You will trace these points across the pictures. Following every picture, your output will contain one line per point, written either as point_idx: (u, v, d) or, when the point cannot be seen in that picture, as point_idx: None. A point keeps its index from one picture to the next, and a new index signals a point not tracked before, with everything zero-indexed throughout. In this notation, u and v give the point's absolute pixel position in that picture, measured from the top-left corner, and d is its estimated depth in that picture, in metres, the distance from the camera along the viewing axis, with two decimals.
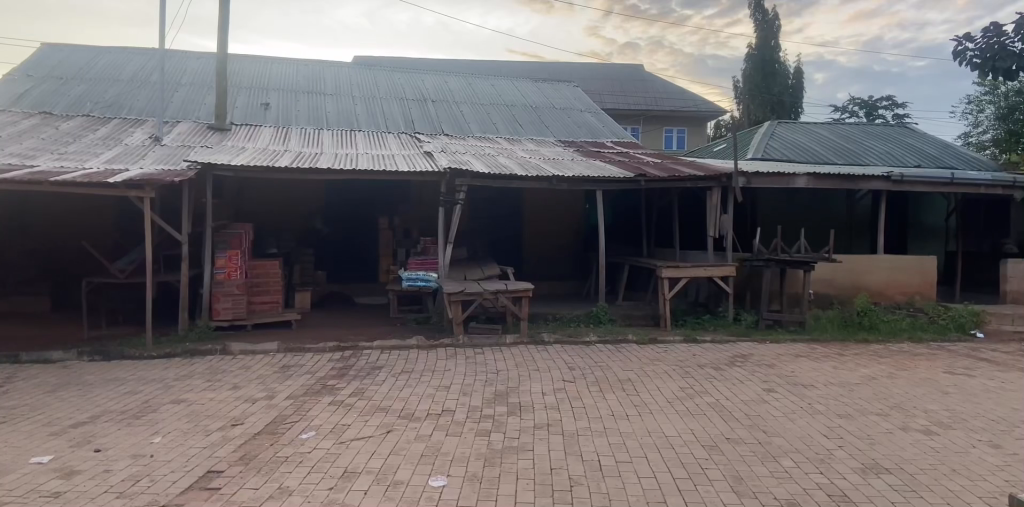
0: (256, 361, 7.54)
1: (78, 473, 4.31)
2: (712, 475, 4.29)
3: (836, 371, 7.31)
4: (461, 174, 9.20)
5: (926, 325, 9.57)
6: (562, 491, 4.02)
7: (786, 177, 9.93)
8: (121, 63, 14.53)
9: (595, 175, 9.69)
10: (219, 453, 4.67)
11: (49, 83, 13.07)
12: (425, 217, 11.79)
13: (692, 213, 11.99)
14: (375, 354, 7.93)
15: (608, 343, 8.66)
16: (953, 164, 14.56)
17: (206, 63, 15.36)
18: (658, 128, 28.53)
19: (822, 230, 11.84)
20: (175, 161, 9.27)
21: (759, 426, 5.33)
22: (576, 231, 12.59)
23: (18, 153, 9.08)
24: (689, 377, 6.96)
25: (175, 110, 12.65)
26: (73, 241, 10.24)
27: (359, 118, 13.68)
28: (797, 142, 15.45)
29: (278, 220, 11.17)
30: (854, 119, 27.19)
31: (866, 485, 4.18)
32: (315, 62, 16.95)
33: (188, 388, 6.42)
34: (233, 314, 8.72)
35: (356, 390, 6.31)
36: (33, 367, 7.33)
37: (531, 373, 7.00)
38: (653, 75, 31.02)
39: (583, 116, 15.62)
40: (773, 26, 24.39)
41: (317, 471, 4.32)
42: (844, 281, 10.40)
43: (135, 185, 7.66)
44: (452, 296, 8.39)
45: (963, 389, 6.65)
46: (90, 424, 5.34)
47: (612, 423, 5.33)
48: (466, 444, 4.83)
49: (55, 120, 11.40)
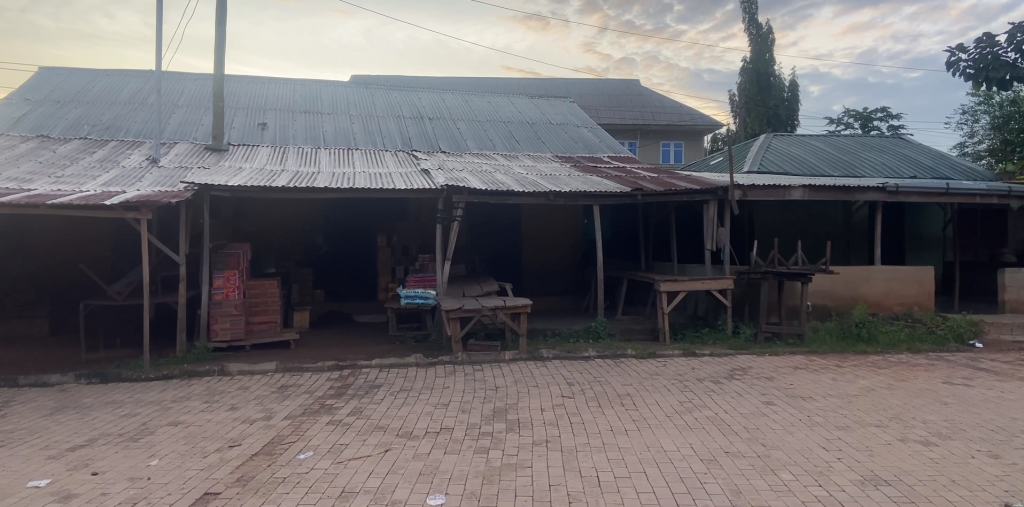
0: (255, 382, 7.52)
1: (76, 497, 4.29)
2: (711, 489, 4.28)
3: (835, 382, 7.30)
4: (458, 191, 9.15)
5: (924, 335, 9.57)
6: None
7: (783, 188, 9.94)
8: (119, 86, 14.61)
9: (593, 190, 9.70)
10: (217, 474, 4.65)
11: (46, 107, 13.12)
12: (424, 234, 11.84)
13: (690, 226, 12.02)
14: (373, 372, 7.93)
15: (608, 358, 8.64)
16: (948, 175, 14.61)
17: (204, 84, 15.47)
18: (655, 143, 28.66)
19: (818, 242, 11.88)
20: (172, 182, 9.29)
21: (758, 439, 5.31)
22: (574, 245, 12.63)
23: (14, 177, 9.09)
24: (688, 391, 6.94)
25: (173, 132, 12.71)
26: (71, 262, 10.26)
27: (357, 137, 13.74)
28: (794, 154, 15.46)
29: (277, 239, 11.18)
30: (849, 130, 27.18)
31: (865, 496, 4.17)
32: (311, 82, 17.05)
33: (185, 409, 6.41)
34: (231, 334, 8.74)
35: (354, 409, 6.31)
36: (31, 391, 7.31)
37: (531, 389, 6.99)
38: (649, 89, 31.10)
39: (580, 131, 15.70)
40: (767, 39, 24.31)
41: (313, 492, 4.31)
42: (842, 292, 10.40)
43: (132, 207, 7.66)
44: (452, 314, 8.37)
45: (962, 400, 6.63)
46: (87, 447, 5.32)
47: (611, 439, 5.32)
48: (464, 462, 4.82)
49: (52, 144, 11.42)
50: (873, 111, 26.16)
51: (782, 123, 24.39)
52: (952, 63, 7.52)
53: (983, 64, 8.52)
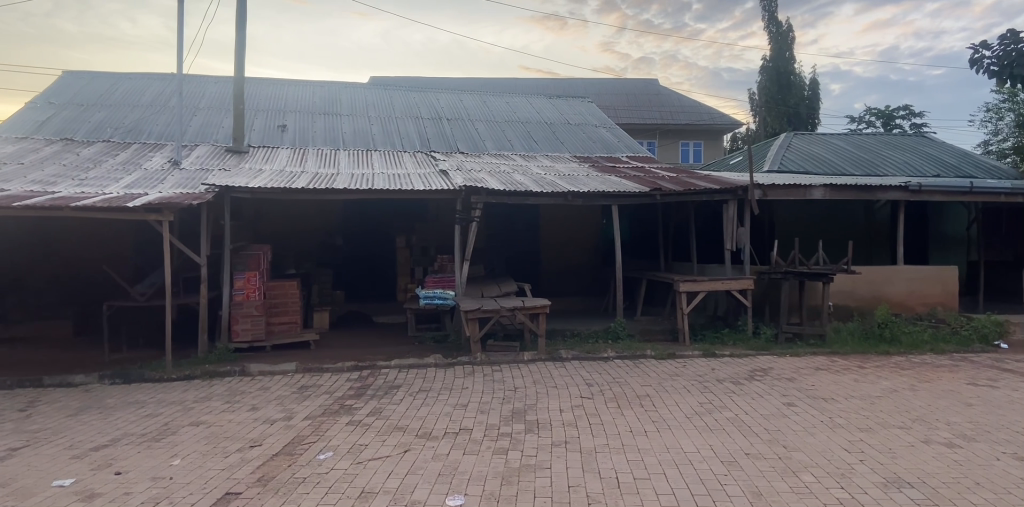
0: (275, 382, 7.59)
1: (99, 496, 4.34)
2: (731, 491, 4.25)
3: (858, 384, 7.21)
4: (476, 192, 9.14)
5: (948, 336, 9.45)
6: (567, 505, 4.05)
7: (804, 188, 9.84)
8: (140, 89, 14.79)
9: (611, 191, 9.68)
10: (238, 474, 4.69)
11: (69, 110, 13.28)
12: (443, 234, 11.88)
13: (711, 227, 11.96)
14: (393, 373, 7.97)
15: (627, 359, 8.61)
16: (970, 173, 14.44)
17: (224, 86, 15.65)
18: (673, 143, 28.55)
19: (840, 242, 11.76)
20: (195, 183, 9.40)
21: (778, 441, 5.27)
22: (593, 246, 12.58)
23: (38, 179, 9.23)
24: (708, 391, 6.91)
25: (193, 134, 12.84)
26: (95, 265, 10.38)
27: (376, 139, 13.79)
28: (816, 154, 15.36)
29: (299, 240, 11.26)
30: (871, 129, 26.91)
31: (886, 500, 4.12)
32: (331, 83, 17.20)
33: (207, 410, 6.47)
34: (252, 335, 8.80)
35: (373, 410, 6.34)
36: (56, 391, 7.42)
37: (549, 390, 6.99)
38: (666, 88, 30.99)
39: (598, 132, 15.68)
40: (787, 37, 24.15)
41: (334, 492, 4.33)
42: (863, 292, 10.30)
43: (154, 210, 7.70)
44: (470, 314, 8.37)
45: (985, 400, 6.55)
46: (110, 447, 5.38)
47: (630, 440, 5.30)
48: (484, 463, 4.82)
49: (76, 147, 11.57)
50: (896, 109, 25.90)
51: (802, 121, 24.30)
52: (976, 60, 7.35)
53: (1007, 60, 8.42)
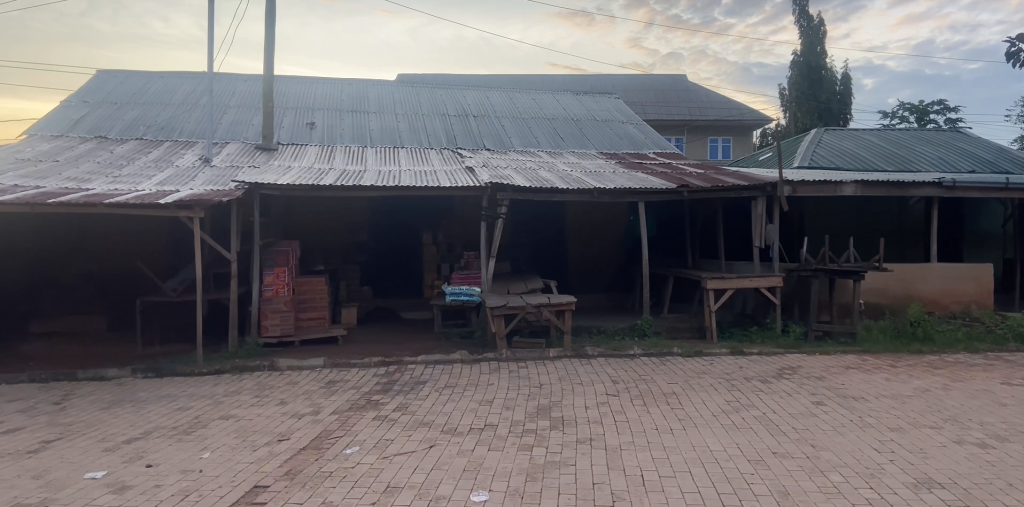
0: (303, 377, 7.66)
1: (130, 488, 4.42)
2: (758, 490, 4.21)
3: (888, 383, 7.11)
4: (502, 189, 9.15)
5: (983, 334, 9.28)
6: (591, 503, 4.04)
7: (834, 184, 9.72)
8: (172, 87, 14.98)
9: (638, 187, 9.63)
10: (266, 468, 4.75)
11: (103, 109, 13.51)
12: (470, 231, 11.91)
13: (739, 224, 11.86)
14: (419, 369, 8.01)
15: (652, 356, 8.57)
16: (1006, 169, 14.17)
17: (254, 84, 15.81)
18: (702, 139, 28.27)
19: (872, 239, 11.60)
20: (225, 180, 9.51)
21: (806, 440, 5.22)
22: (620, 243, 12.53)
23: (73, 176, 9.41)
24: (735, 389, 6.86)
25: (223, 132, 12.99)
26: (128, 261, 10.55)
27: (403, 136, 13.85)
28: (848, 149, 15.16)
29: (327, 236, 11.36)
30: (905, 124, 26.46)
31: (917, 500, 4.06)
32: (359, 81, 17.30)
33: (236, 404, 6.55)
34: (281, 330, 8.88)
35: (399, 405, 6.37)
36: (90, 384, 7.56)
37: (575, 386, 6.98)
38: (695, 84, 30.75)
39: (625, 128, 15.60)
40: (818, 31, 23.81)
41: (360, 486, 4.36)
42: (895, 290, 10.16)
43: (185, 206, 7.80)
44: (496, 311, 8.39)
45: (1021, 400, 6.42)
46: (142, 440, 5.47)
47: (656, 437, 5.27)
48: (509, 459, 4.83)
49: (109, 144, 11.77)
50: (930, 104, 25.47)
51: (834, 117, 23.96)
52: (1013, 54, 7.17)
53: None
